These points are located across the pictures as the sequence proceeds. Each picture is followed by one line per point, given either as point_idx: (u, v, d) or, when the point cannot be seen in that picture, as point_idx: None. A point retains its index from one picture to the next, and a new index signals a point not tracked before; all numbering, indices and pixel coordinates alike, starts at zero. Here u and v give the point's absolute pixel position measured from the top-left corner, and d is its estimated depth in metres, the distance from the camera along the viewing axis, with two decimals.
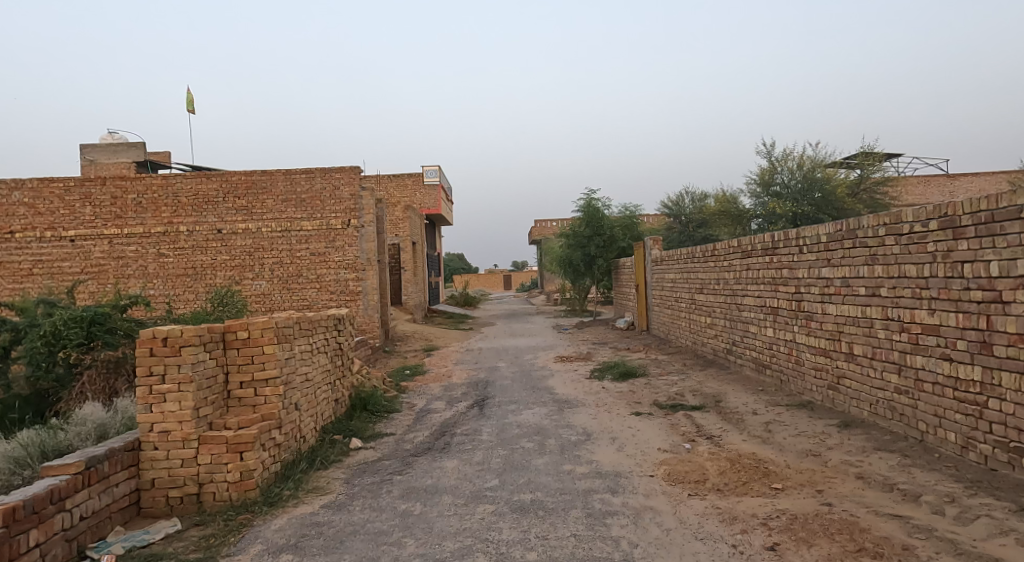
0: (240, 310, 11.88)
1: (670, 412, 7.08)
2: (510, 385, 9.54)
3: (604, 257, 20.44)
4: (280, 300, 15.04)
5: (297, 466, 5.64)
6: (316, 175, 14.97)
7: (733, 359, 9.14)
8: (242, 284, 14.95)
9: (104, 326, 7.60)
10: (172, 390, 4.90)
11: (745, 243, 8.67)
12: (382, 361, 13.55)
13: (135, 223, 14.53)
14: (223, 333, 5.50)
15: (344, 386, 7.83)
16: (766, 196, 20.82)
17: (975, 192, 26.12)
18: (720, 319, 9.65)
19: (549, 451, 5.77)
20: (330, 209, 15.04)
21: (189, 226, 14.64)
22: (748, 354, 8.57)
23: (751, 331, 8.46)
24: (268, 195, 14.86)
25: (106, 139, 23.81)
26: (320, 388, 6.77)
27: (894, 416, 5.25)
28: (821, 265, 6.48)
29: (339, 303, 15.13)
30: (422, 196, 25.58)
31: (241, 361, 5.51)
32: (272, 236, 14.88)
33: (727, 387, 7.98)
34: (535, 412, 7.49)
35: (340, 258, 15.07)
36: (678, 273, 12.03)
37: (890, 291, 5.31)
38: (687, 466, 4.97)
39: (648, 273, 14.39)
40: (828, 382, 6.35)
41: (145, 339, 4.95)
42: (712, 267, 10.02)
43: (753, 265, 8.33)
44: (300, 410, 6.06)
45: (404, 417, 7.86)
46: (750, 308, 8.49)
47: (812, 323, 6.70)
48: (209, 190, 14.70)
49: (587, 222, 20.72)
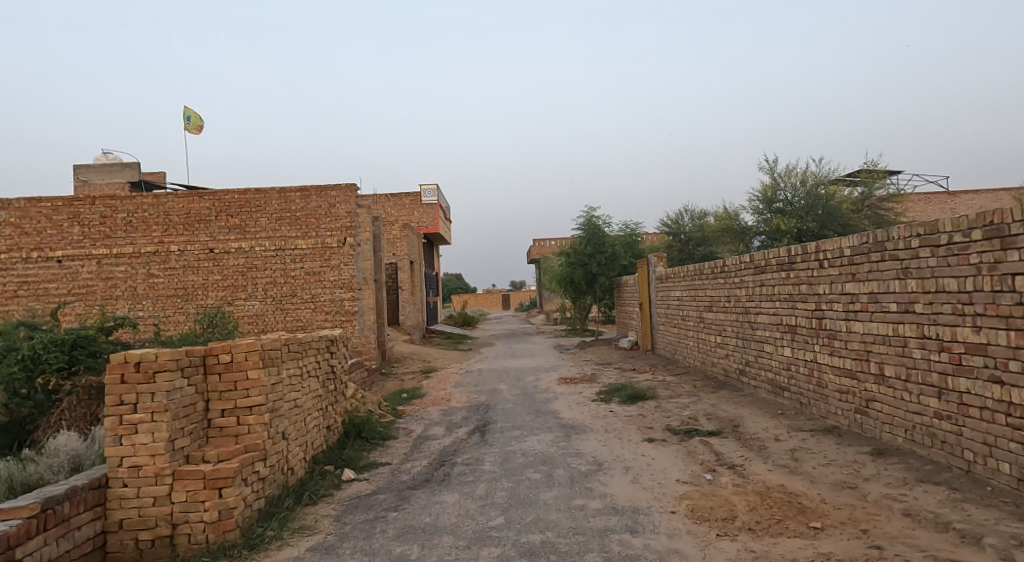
0: (218, 326, 11.38)
1: (684, 438, 6.64)
2: (513, 409, 9.09)
3: (606, 275, 20.05)
4: (273, 321, 14.58)
5: (283, 502, 5.16)
6: (311, 193, 14.62)
7: (746, 381, 8.74)
8: (233, 305, 14.50)
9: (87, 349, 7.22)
10: (144, 419, 4.45)
11: (757, 258, 8.31)
12: (379, 383, 13.02)
13: (124, 242, 14.16)
14: (203, 357, 5.06)
15: (337, 412, 7.39)
16: (769, 213, 20.47)
17: (976, 209, 25.91)
18: (731, 338, 9.24)
19: (557, 483, 5.31)
20: (326, 227, 14.65)
21: (180, 245, 14.27)
22: (763, 375, 8.17)
23: (765, 351, 8.08)
24: (261, 213, 14.49)
25: (99, 159, 23.59)
26: (310, 415, 6.32)
27: (934, 444, 4.84)
28: (844, 280, 6.10)
29: (334, 323, 14.67)
30: (420, 214, 25.20)
31: (223, 388, 5.08)
32: (265, 255, 14.50)
33: (743, 410, 7.54)
34: (540, 438, 7.02)
35: (335, 278, 14.65)
36: (684, 290, 11.65)
37: (926, 306, 4.90)
38: (712, 501, 4.51)
39: (652, 291, 13.99)
40: (855, 406, 5.96)
41: (116, 364, 4.52)
42: (722, 283, 9.66)
43: (766, 281, 7.96)
44: (287, 439, 5.62)
45: (401, 445, 7.40)
46: (765, 327, 8.10)
47: (835, 341, 6.31)
48: (201, 208, 14.35)
49: (588, 239, 20.32)
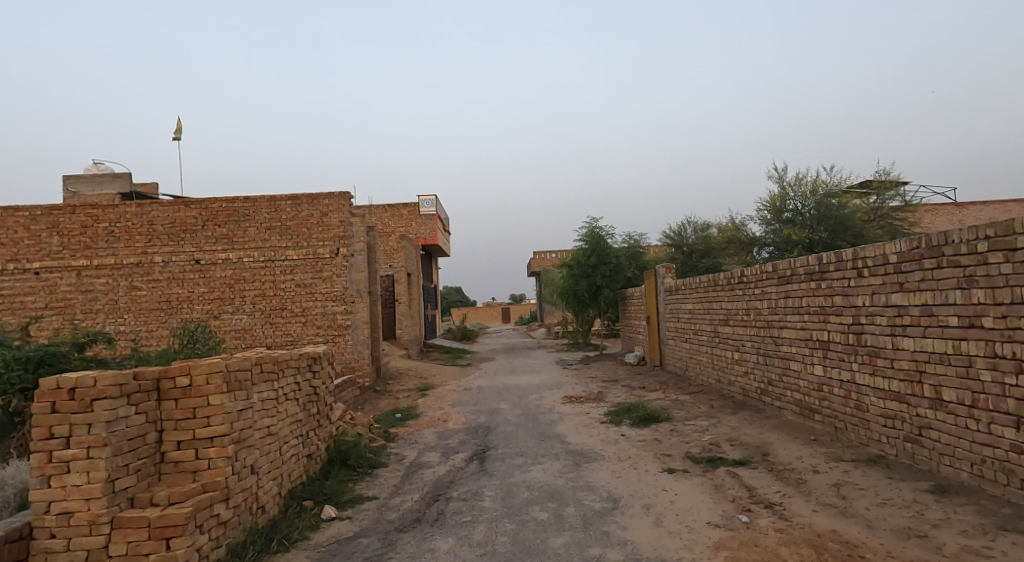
0: (192, 336, 10.79)
1: (708, 468, 5.91)
2: (515, 433, 8.35)
3: (610, 288, 19.36)
4: (261, 335, 13.86)
5: (248, 549, 4.43)
6: (303, 201, 13.98)
7: (769, 402, 8.02)
8: (220, 319, 13.78)
9: (54, 367, 6.53)
10: (78, 457, 3.73)
11: (780, 267, 7.64)
12: (372, 402, 12.27)
13: (105, 253, 13.49)
14: (157, 381, 4.37)
15: (320, 438, 6.67)
16: (777, 223, 19.86)
17: (985, 220, 25.29)
18: (751, 354, 8.54)
19: (568, 526, 4.58)
20: (317, 236, 13.99)
21: (165, 256, 13.60)
22: (789, 396, 7.46)
23: (792, 369, 7.37)
24: (250, 222, 13.84)
25: (90, 169, 23.02)
26: (286, 444, 5.60)
27: (1010, 482, 4.12)
28: (889, 291, 5.41)
29: (326, 338, 13.94)
30: (418, 225, 24.55)
31: (180, 417, 4.38)
32: (253, 266, 13.82)
33: (770, 435, 6.82)
34: (546, 468, 6.29)
35: (328, 290, 13.96)
36: (697, 302, 10.96)
37: (998, 321, 4.22)
38: (756, 553, 3.78)
39: (661, 303, 13.29)
40: (905, 434, 5.25)
41: (47, 391, 3.82)
42: (740, 296, 8.97)
43: (793, 293, 7.28)
44: (257, 473, 4.90)
45: (391, 475, 6.66)
46: (791, 342, 7.40)
47: (878, 359, 5.61)
48: (187, 218, 13.71)
49: (591, 250, 19.65)
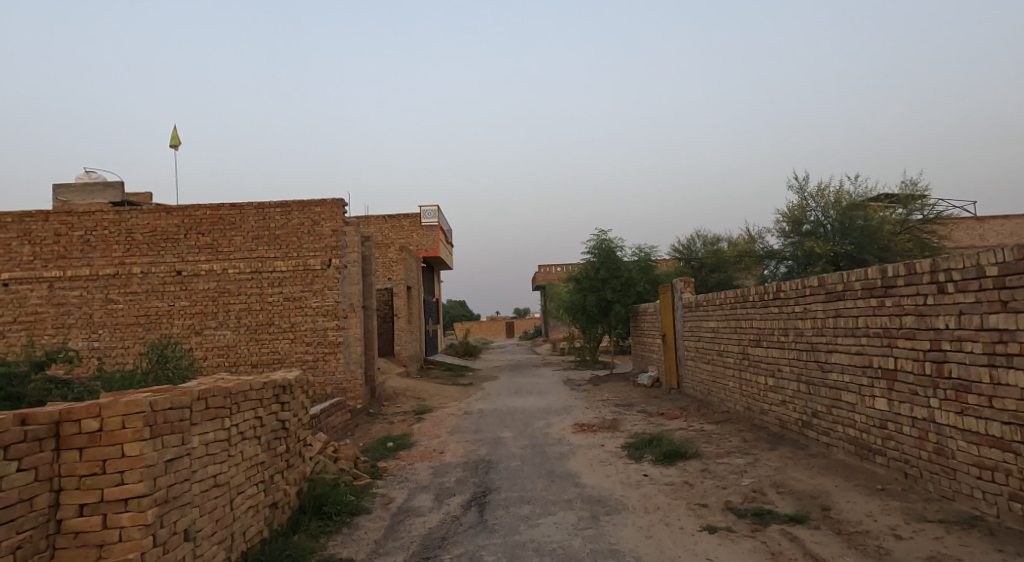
0: (158, 349, 9.79)
1: (758, 526, 4.82)
2: (520, 470, 7.27)
3: (621, 303, 18.29)
4: (246, 353, 12.83)
5: None
6: (293, 209, 13.03)
7: (813, 437, 6.95)
8: (202, 334, 12.76)
9: None
10: None
11: (827, 281, 6.61)
12: (363, 427, 11.20)
13: (80, 263, 12.54)
14: (55, 425, 3.34)
15: (289, 481, 5.61)
16: (797, 236, 18.82)
17: (1008, 235, 24.09)
18: (791, 380, 7.48)
19: None
20: (308, 247, 13.03)
21: (144, 267, 12.64)
22: (841, 431, 6.39)
23: (844, 400, 6.31)
24: (236, 231, 12.90)
25: (81, 179, 22.23)
26: (240, 495, 4.56)
27: None
28: (985, 311, 4.37)
29: (316, 356, 12.91)
30: (419, 237, 23.60)
31: (84, 472, 3.34)
32: (238, 278, 12.86)
33: (824, 480, 5.74)
34: (559, 522, 5.21)
35: (318, 304, 12.96)
36: (722, 320, 9.90)
37: None
38: None
39: (679, 321, 12.22)
40: (1010, 491, 4.18)
41: None
42: (775, 313, 7.94)
43: (845, 311, 6.24)
44: (194, 540, 3.85)
45: (373, 526, 5.58)
46: (842, 369, 6.34)
47: (968, 396, 4.56)
48: (168, 226, 12.77)
49: (601, 264, 18.63)
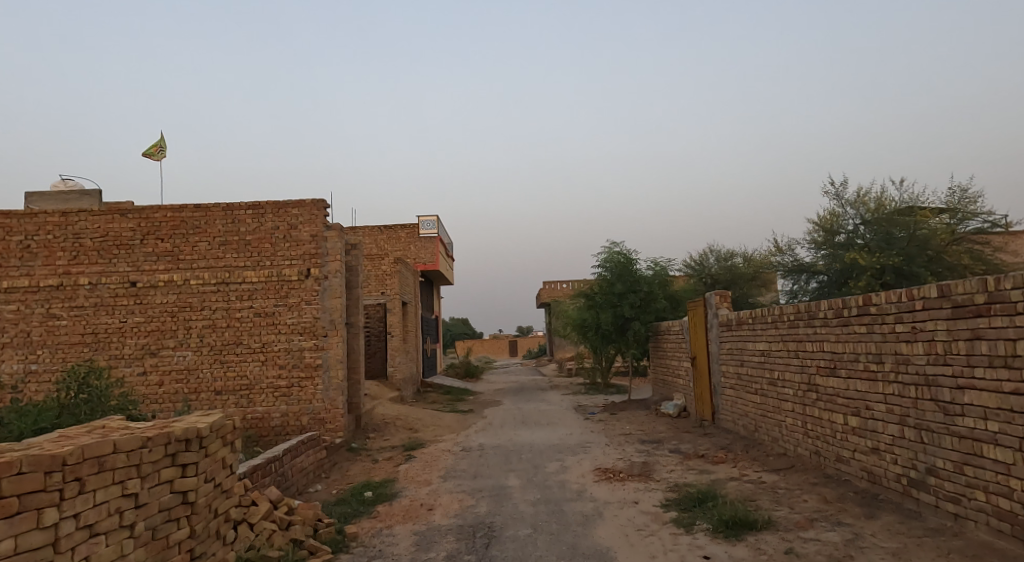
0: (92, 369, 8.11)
1: None
2: (533, 543, 5.41)
3: (640, 320, 16.44)
4: (209, 377, 11.02)
5: None
6: (266, 211, 11.34)
7: (930, 504, 5.10)
8: (158, 356, 10.97)
9: None
10: None
11: (954, 291, 4.84)
12: (340, 469, 9.35)
13: (18, 273, 10.81)
14: None
15: None
16: (834, 247, 17.03)
17: None
18: (890, 423, 5.66)
19: None
20: (283, 254, 11.32)
21: (93, 277, 10.92)
22: (982, 501, 4.55)
23: (988, 457, 4.49)
24: (201, 236, 11.19)
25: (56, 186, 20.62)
26: None
27: None
28: None
29: (291, 382, 11.10)
30: (416, 249, 21.97)
31: None
32: (202, 290, 11.12)
33: None
34: None
35: (294, 321, 11.22)
36: (777, 342, 8.07)
37: None
38: None
39: (716, 342, 10.36)
40: None
41: None
42: (862, 334, 6.13)
43: (991, 333, 4.46)
44: None
45: None
46: (984, 414, 4.53)
47: None
48: (122, 230, 11.06)
49: (616, 277, 16.86)
